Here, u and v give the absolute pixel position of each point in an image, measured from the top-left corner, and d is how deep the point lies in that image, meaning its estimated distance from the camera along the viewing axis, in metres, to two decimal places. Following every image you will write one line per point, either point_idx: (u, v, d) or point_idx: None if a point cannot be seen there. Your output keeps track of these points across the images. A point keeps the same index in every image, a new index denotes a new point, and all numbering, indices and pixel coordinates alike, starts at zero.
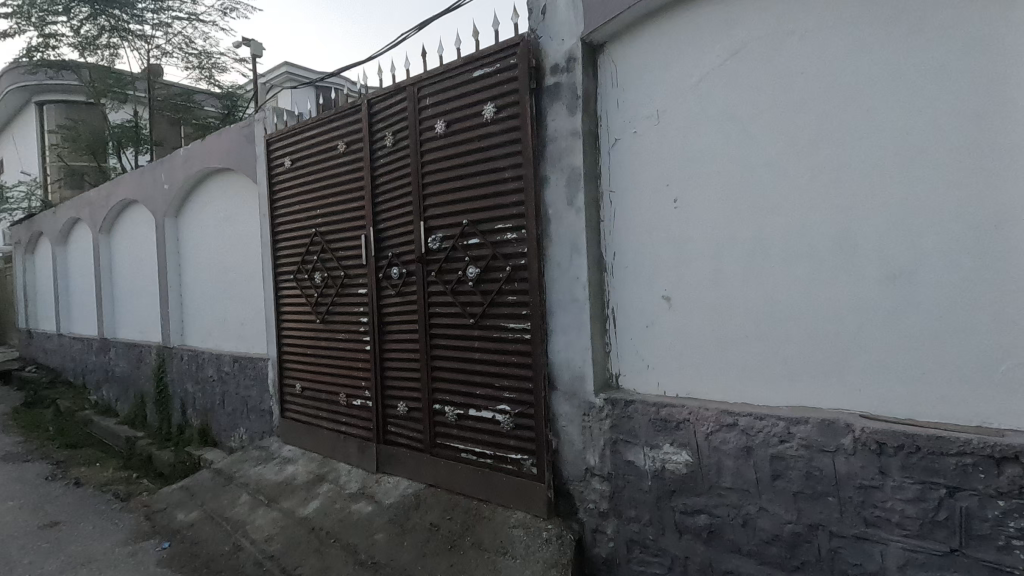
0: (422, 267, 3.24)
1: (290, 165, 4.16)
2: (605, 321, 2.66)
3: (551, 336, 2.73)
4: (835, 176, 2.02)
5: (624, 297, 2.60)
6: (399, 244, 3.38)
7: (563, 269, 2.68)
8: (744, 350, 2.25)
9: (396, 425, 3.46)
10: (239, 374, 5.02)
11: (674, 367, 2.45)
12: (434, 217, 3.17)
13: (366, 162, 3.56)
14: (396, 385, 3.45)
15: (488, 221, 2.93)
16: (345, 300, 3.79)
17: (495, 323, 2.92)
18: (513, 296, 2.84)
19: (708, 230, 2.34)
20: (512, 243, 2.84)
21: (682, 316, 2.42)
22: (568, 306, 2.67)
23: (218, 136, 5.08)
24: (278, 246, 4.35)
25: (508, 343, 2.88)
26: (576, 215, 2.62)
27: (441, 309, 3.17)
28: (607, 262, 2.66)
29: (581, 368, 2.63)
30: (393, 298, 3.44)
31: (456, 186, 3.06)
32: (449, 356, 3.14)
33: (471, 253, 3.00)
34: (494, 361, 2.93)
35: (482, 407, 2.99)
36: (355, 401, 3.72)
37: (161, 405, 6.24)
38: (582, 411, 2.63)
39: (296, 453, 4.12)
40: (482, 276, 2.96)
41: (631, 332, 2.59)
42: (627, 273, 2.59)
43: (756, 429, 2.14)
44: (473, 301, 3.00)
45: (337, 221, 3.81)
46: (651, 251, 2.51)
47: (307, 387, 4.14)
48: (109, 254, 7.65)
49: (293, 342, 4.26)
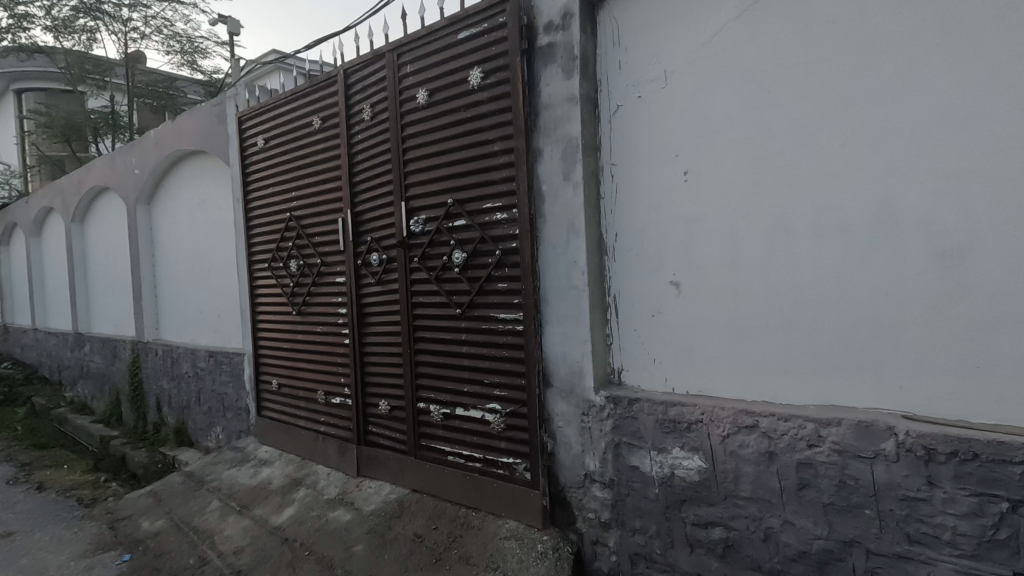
0: (404, 252, 2.95)
1: (262, 144, 3.84)
2: (606, 310, 2.39)
3: (546, 327, 2.45)
4: (872, 140, 1.75)
5: (627, 284, 2.32)
6: (379, 227, 3.09)
7: (558, 253, 2.40)
8: (764, 341, 1.98)
9: (378, 425, 3.19)
10: (215, 371, 4.72)
11: (684, 362, 2.18)
12: (417, 198, 2.88)
13: (343, 138, 3.26)
14: (377, 382, 3.16)
15: (475, 200, 2.64)
16: (322, 289, 3.49)
17: (484, 314, 2.64)
18: (503, 283, 2.56)
19: (723, 206, 2.06)
20: (502, 225, 2.56)
21: (693, 304, 2.15)
22: (565, 293, 2.39)
23: (189, 115, 4.74)
24: (251, 234, 4.05)
25: (499, 336, 2.60)
26: (573, 191, 2.33)
27: (425, 299, 2.88)
28: (608, 244, 2.38)
29: (579, 362, 2.35)
30: (373, 288, 3.15)
31: (441, 163, 2.77)
32: (433, 349, 2.86)
33: (457, 237, 2.72)
34: (483, 356, 2.66)
35: (470, 406, 2.72)
36: (334, 399, 3.44)
37: (136, 403, 5.93)
38: (581, 410, 2.36)
39: (273, 454, 3.84)
40: (470, 262, 2.67)
41: (634, 323, 2.31)
42: (630, 256, 2.31)
43: (780, 432, 1.87)
44: (459, 289, 2.72)
45: (312, 204, 3.51)
46: (657, 232, 2.23)
47: (285, 384, 3.84)
48: (83, 244, 7.30)
49: (269, 336, 3.96)
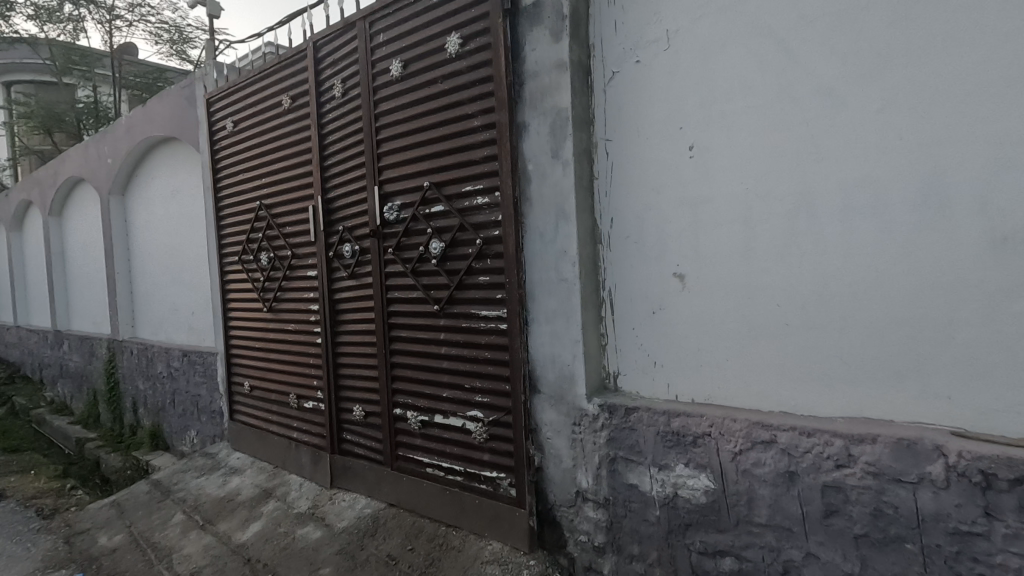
0: (379, 242, 2.67)
1: (231, 128, 3.56)
2: (600, 307, 2.10)
3: (532, 326, 2.17)
4: (916, 103, 1.46)
5: (624, 276, 2.04)
6: (351, 215, 2.81)
7: (546, 241, 2.11)
8: (784, 341, 1.70)
9: (352, 433, 2.91)
10: (189, 372, 4.45)
11: (689, 366, 1.90)
12: (391, 182, 2.59)
13: (313, 119, 2.98)
14: (351, 386, 2.89)
15: (454, 183, 2.35)
16: (294, 284, 3.21)
17: (465, 311, 2.35)
18: (485, 277, 2.28)
19: (735, 184, 1.77)
20: (484, 210, 2.27)
21: (700, 298, 1.86)
22: (553, 287, 2.10)
23: (159, 100, 4.46)
24: (222, 225, 3.76)
25: (481, 336, 2.32)
26: (562, 170, 2.05)
27: (401, 294, 2.60)
28: (602, 231, 2.09)
29: (569, 366, 2.07)
30: (346, 282, 2.87)
31: (416, 143, 2.48)
32: (410, 350, 2.58)
33: (435, 224, 2.43)
34: (464, 358, 2.38)
35: (449, 413, 2.44)
36: (307, 403, 3.16)
37: (113, 404, 5.68)
38: (572, 420, 2.08)
39: (245, 462, 3.57)
40: (449, 254, 2.39)
41: (632, 321, 2.03)
42: (628, 243, 2.03)
43: (803, 450, 1.59)
44: (438, 283, 2.44)
45: (283, 191, 3.23)
46: (657, 216, 1.95)
47: (257, 387, 3.57)
48: (61, 238, 7.02)
49: (241, 335, 3.69)
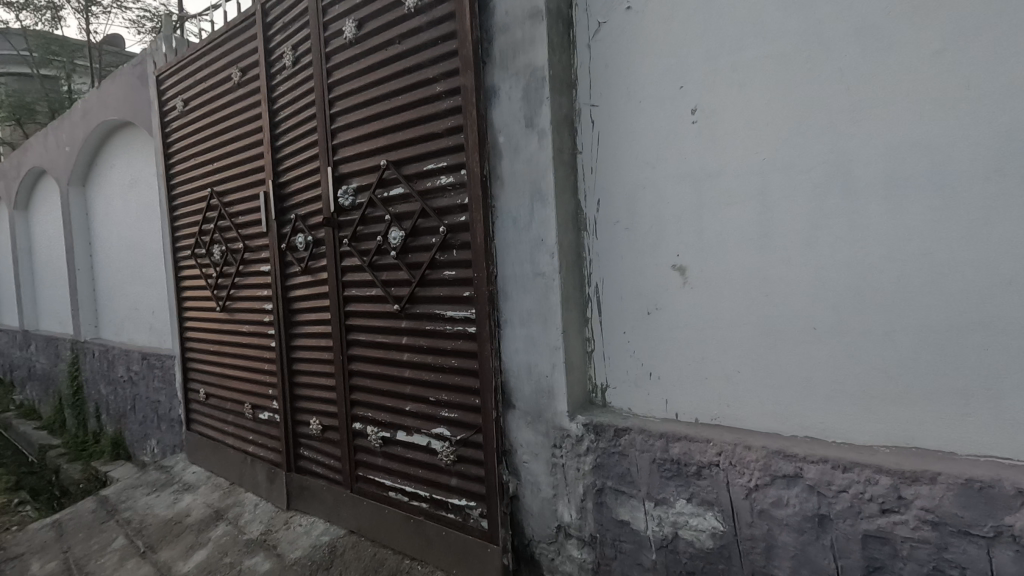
0: (334, 232, 2.32)
1: (181, 107, 3.21)
2: (585, 305, 1.76)
3: (504, 329, 1.83)
4: (991, 41, 1.12)
5: (614, 270, 1.69)
6: (304, 202, 2.46)
7: (520, 228, 1.76)
8: (811, 349, 1.36)
9: (310, 449, 2.58)
10: (148, 376, 4.11)
11: (692, 378, 1.56)
12: (346, 162, 2.25)
13: (264, 93, 2.63)
14: (308, 396, 2.55)
15: (415, 161, 2.00)
16: (247, 281, 2.87)
17: (428, 311, 2.01)
18: (450, 271, 1.93)
19: (749, 155, 1.43)
20: (448, 193, 1.92)
21: (705, 295, 1.52)
22: (528, 283, 1.75)
23: (112, 80, 4.09)
24: (174, 216, 3.42)
25: (446, 340, 1.97)
26: (538, 141, 1.69)
27: (359, 291, 2.26)
28: (586, 216, 1.74)
29: (548, 377, 1.73)
30: (300, 277, 2.53)
31: (372, 115, 2.13)
32: (370, 357, 2.24)
33: (394, 210, 2.08)
34: (428, 366, 2.03)
35: (413, 430, 2.10)
36: (261, 414, 2.82)
37: (77, 409, 5.34)
38: (551, 442, 1.74)
39: (200, 477, 3.24)
40: (410, 244, 2.04)
41: (623, 324, 1.68)
42: (617, 230, 1.68)
43: (836, 489, 1.26)
44: (399, 278, 2.10)
45: (234, 177, 2.88)
46: (652, 196, 1.60)
47: (212, 394, 3.23)
48: (27, 233, 6.67)
49: (196, 337, 3.34)
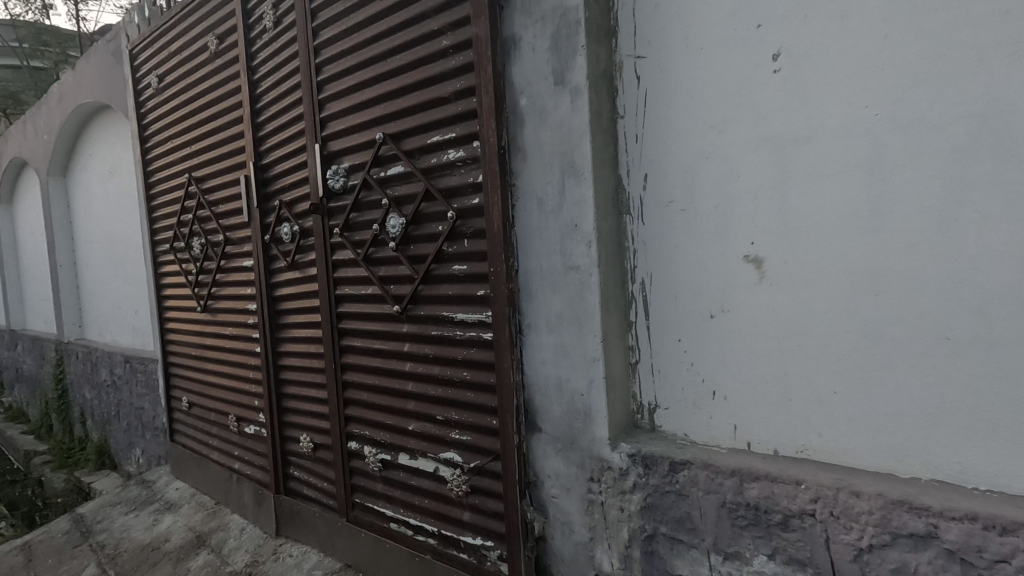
0: (323, 220, 1.99)
1: (156, 83, 2.88)
2: (627, 307, 1.43)
3: (528, 337, 1.50)
4: None
5: (665, 263, 1.36)
6: (289, 186, 2.13)
7: (547, 212, 1.42)
8: (943, 366, 1.02)
9: (300, 469, 2.26)
10: (131, 381, 3.80)
11: (771, 400, 1.23)
12: (337, 138, 1.91)
13: (243, 63, 2.29)
14: (297, 409, 2.23)
15: (416, 133, 1.67)
16: (230, 278, 2.55)
17: (433, 314, 1.68)
18: (460, 264, 1.60)
19: (855, 109, 1.08)
20: (458, 171, 1.58)
21: (789, 294, 1.19)
22: (557, 279, 1.42)
23: (86, 58, 3.76)
24: (152, 206, 3.09)
25: (456, 349, 1.64)
26: (570, 102, 1.36)
27: (353, 289, 1.93)
28: (629, 196, 1.41)
29: (584, 397, 1.40)
30: (286, 274, 2.20)
31: (366, 80, 1.80)
32: (366, 366, 1.92)
33: (393, 193, 1.75)
34: (435, 379, 1.71)
35: (417, 453, 1.78)
36: (247, 428, 2.51)
37: (63, 414, 5.05)
38: (587, 474, 1.42)
39: (183, 494, 2.94)
40: (412, 234, 1.71)
41: (678, 330, 1.35)
42: (670, 213, 1.35)
43: (990, 558, 0.93)
44: (399, 275, 1.76)
45: (213, 160, 2.55)
46: (717, 168, 1.27)
47: (195, 404, 2.91)
48: (12, 228, 6.36)
49: (177, 340, 3.03)
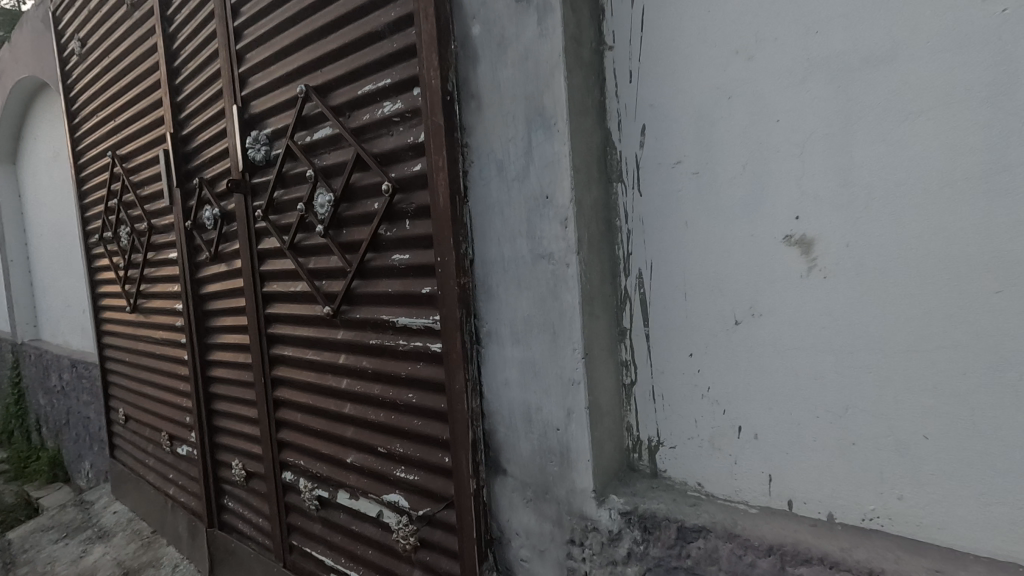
0: (246, 201, 1.61)
1: (78, 49, 2.50)
2: (619, 308, 1.06)
3: (486, 349, 1.12)
4: None
5: (671, 249, 0.98)
6: (209, 160, 1.75)
7: (508, 179, 1.04)
8: None
9: (234, 500, 1.90)
10: (77, 387, 3.44)
11: (823, 444, 0.85)
12: (257, 96, 1.53)
13: (158, 13, 1.91)
14: (229, 430, 1.86)
15: (345, 83, 1.28)
16: (157, 272, 2.17)
17: (371, 318, 1.30)
18: (401, 253, 1.22)
19: (966, 6, 0.70)
20: (395, 129, 1.19)
21: (854, 291, 0.81)
22: (523, 271, 1.04)
23: (19, 29, 3.37)
24: (84, 192, 2.71)
25: (399, 364, 1.26)
26: (537, 23, 0.97)
27: (282, 285, 1.56)
28: (620, 157, 1.03)
29: (559, 433, 1.02)
30: (212, 268, 1.83)
31: (286, 19, 1.41)
32: (299, 382, 1.55)
33: (321, 163, 1.37)
34: (375, 401, 1.34)
35: (358, 492, 1.42)
36: (179, 449, 2.14)
37: (20, 421, 4.70)
38: (565, 537, 1.04)
39: (120, 519, 2.58)
40: (343, 214, 1.33)
41: (688, 342, 0.98)
42: (677, 179, 0.96)
43: None
44: (331, 267, 1.39)
45: (135, 134, 2.17)
46: (745, 112, 0.88)
47: (131, 417, 2.55)
48: None
49: (113, 343, 2.66)
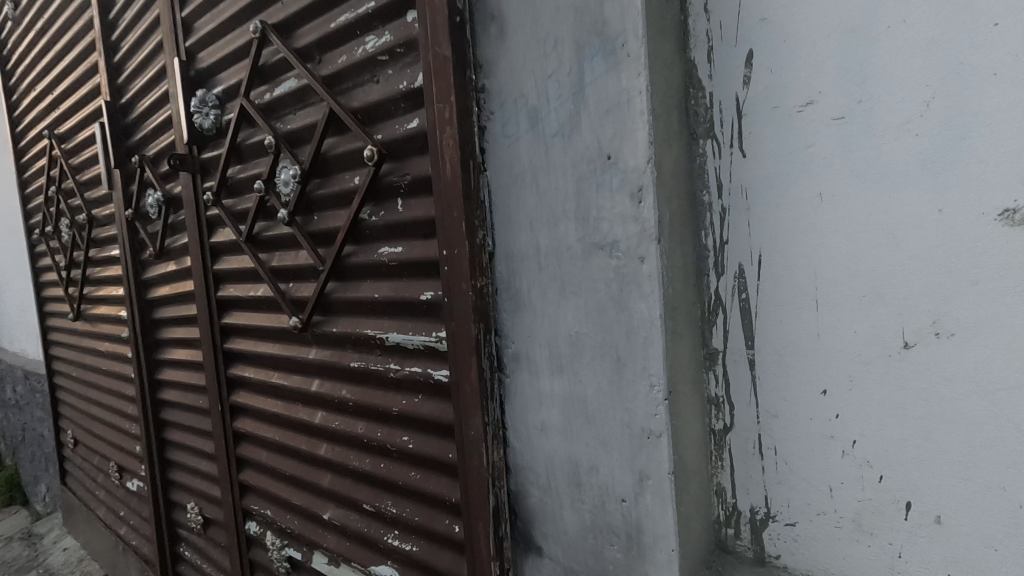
0: (193, 182, 1.26)
1: (12, 12, 2.15)
2: (706, 322, 0.74)
3: (513, 380, 0.80)
4: None
5: (793, 235, 0.66)
6: (151, 133, 1.40)
7: (548, 136, 0.71)
8: None
9: (191, 550, 1.56)
10: (31, 403, 3.08)
11: None
12: (204, 46, 1.19)
13: None
14: (183, 466, 1.53)
15: (313, 15, 0.95)
16: (101, 273, 1.82)
17: (352, 333, 0.97)
18: (392, 245, 0.89)
19: None
20: (382, 74, 0.86)
21: None
22: (571, 269, 0.71)
23: None
24: (25, 181, 2.35)
25: (390, 397, 0.94)
26: None
27: (239, 289, 1.22)
28: (711, 102, 0.71)
29: (625, 506, 0.70)
30: (159, 267, 1.49)
31: None
32: (262, 412, 1.22)
33: (285, 127, 1.03)
34: (359, 443, 1.01)
35: (338, 558, 1.09)
36: (129, 483, 1.80)
37: None
38: None
39: (70, 559, 2.24)
40: (314, 194, 0.99)
41: (819, 374, 0.66)
42: (807, 129, 0.64)
43: None
44: (299, 266, 1.05)
45: (72, 108, 1.81)
46: (934, 12, 0.55)
47: (80, 441, 2.20)
48: None
49: (60, 355, 2.30)
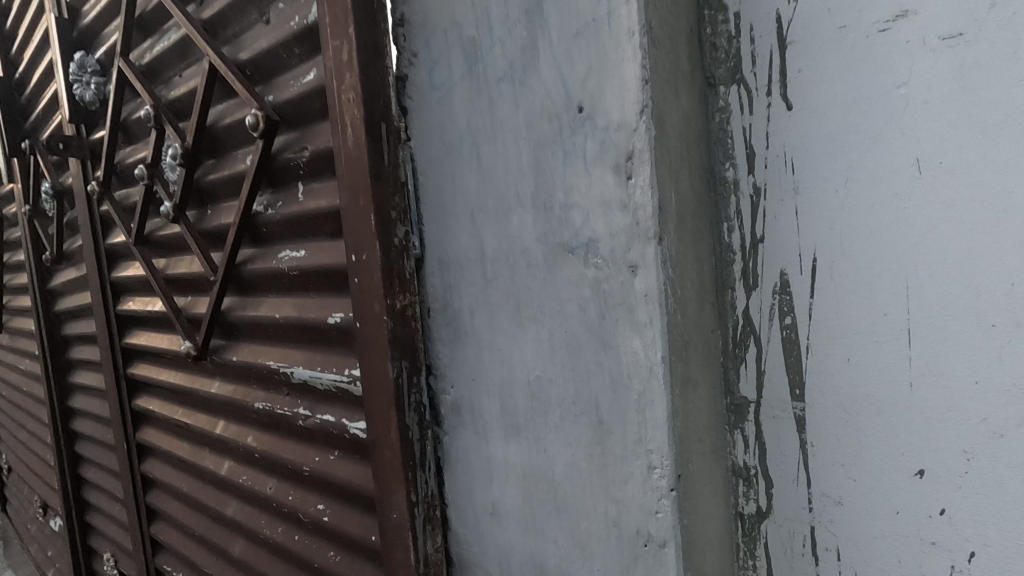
0: (83, 170, 1.02)
1: None
2: (730, 361, 0.50)
3: (454, 439, 0.56)
4: None
5: (869, 229, 0.42)
6: (42, 113, 1.16)
7: (491, 83, 0.47)
8: None
9: None
10: None
11: None
12: None
13: None
14: (98, 510, 1.29)
15: None
16: (15, 281, 1.58)
17: (253, 365, 0.73)
18: (294, 249, 0.65)
19: None
20: (271, 9, 0.62)
21: None
22: (528, 286, 0.48)
23: None
24: None
25: (300, 452, 0.70)
26: None
27: (137, 302, 0.98)
28: (738, 30, 0.47)
29: None
30: (62, 274, 1.25)
31: None
32: (169, 455, 0.98)
33: (168, 95, 0.79)
34: (269, 505, 0.77)
35: None
36: (53, 522, 1.57)
37: None
38: None
39: None
40: (204, 181, 0.75)
41: (912, 446, 0.42)
42: (894, 57, 0.40)
43: None
44: (194, 276, 0.81)
45: None
46: None
47: (14, 468, 1.97)
48: None
49: None
